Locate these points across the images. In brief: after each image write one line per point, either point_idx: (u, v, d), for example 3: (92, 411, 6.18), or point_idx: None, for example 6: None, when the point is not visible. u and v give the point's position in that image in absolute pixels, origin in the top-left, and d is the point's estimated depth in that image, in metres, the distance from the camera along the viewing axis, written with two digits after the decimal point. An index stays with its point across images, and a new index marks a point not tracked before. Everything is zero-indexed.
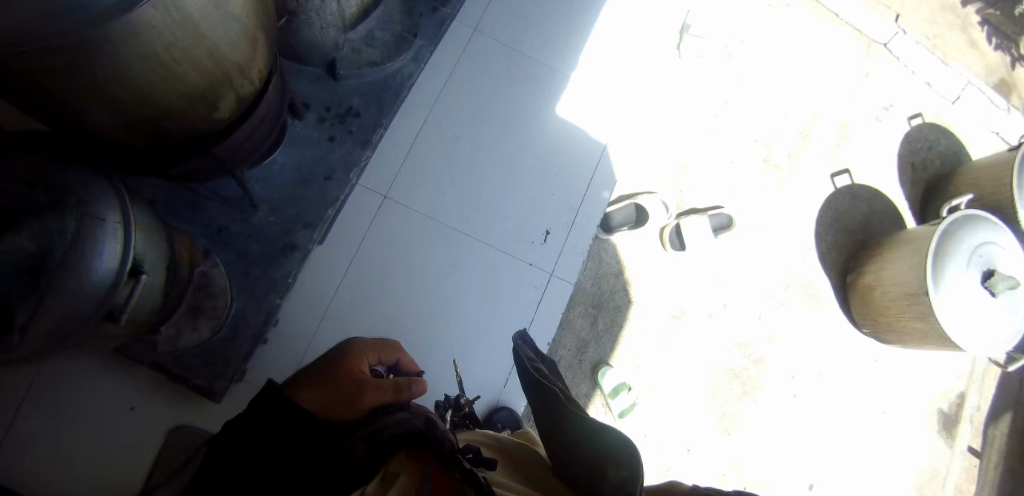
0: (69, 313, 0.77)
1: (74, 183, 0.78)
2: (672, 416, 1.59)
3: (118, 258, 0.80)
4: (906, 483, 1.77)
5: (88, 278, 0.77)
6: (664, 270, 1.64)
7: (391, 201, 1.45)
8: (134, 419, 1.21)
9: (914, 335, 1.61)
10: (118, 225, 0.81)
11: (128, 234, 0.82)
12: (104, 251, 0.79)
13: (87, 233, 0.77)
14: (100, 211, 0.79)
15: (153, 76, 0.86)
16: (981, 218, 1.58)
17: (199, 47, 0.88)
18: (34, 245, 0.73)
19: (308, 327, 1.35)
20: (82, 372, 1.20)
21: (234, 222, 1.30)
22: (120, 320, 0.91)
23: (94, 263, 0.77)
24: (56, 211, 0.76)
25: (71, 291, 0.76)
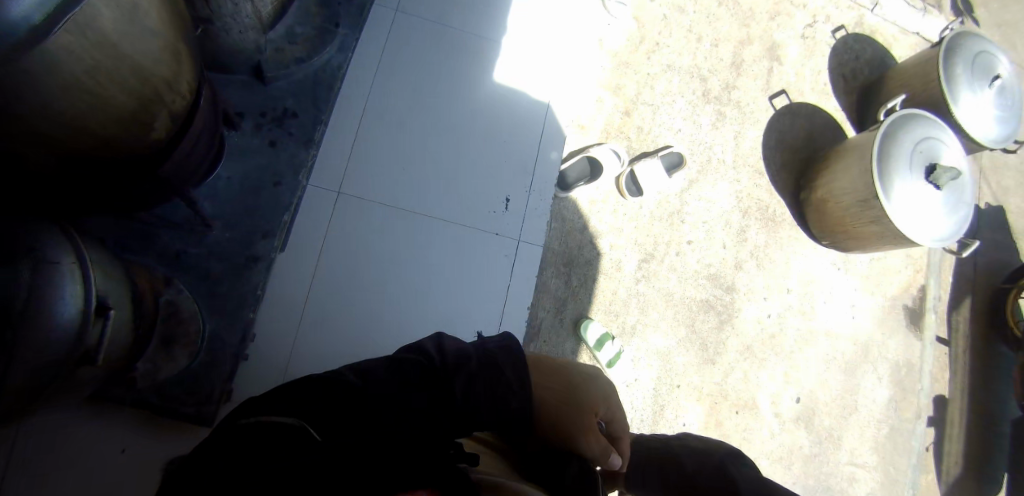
0: (41, 360, 0.76)
1: (20, 229, 0.77)
2: (658, 356, 1.64)
3: (79, 299, 0.81)
4: (885, 379, 1.88)
5: (53, 322, 0.77)
6: (626, 217, 1.68)
7: (345, 196, 1.44)
8: (128, 462, 1.21)
9: (870, 239, 1.68)
10: (73, 267, 0.82)
11: (85, 273, 0.83)
12: (65, 294, 0.79)
13: (44, 277, 0.76)
14: (54, 255, 0.79)
15: (83, 106, 0.84)
16: (917, 118, 1.65)
17: (123, 67, 0.87)
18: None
19: (287, 335, 1.36)
20: (63, 425, 1.19)
21: (190, 244, 1.28)
22: (97, 360, 0.90)
23: (59, 310, 0.77)
24: (8, 263, 0.73)
25: (40, 340, 0.75)
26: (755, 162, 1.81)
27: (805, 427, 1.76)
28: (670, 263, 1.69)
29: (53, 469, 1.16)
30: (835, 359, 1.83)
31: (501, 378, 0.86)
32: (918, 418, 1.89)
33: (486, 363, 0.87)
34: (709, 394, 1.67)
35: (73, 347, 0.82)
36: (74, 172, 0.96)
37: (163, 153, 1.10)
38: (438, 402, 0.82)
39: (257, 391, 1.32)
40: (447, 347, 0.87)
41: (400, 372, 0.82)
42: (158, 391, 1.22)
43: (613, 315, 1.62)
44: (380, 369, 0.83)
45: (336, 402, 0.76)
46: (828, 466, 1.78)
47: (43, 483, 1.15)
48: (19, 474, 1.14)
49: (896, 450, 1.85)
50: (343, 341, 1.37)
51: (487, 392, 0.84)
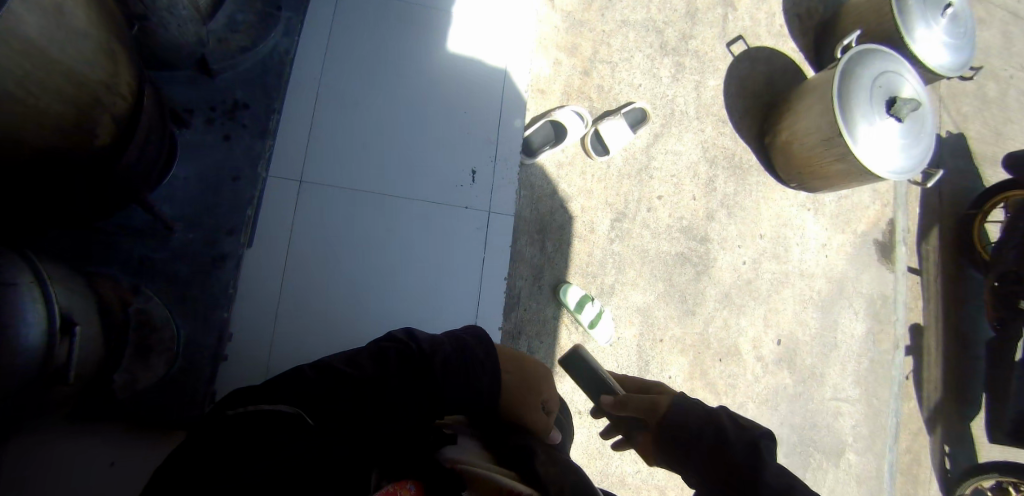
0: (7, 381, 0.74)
1: None
2: (639, 313, 1.65)
3: (43, 317, 0.79)
4: (861, 313, 1.92)
5: (18, 342, 0.75)
6: (594, 178, 1.67)
7: (308, 184, 1.41)
8: (117, 474, 1.16)
9: (838, 177, 1.70)
10: (32, 285, 0.79)
11: (46, 290, 0.81)
12: (28, 313, 0.77)
13: (5, 298, 0.74)
14: (9, 275, 0.76)
15: (17, 116, 0.80)
16: (874, 53, 1.66)
17: (58, 73, 0.83)
18: None
19: (264, 331, 1.34)
20: (42, 445, 1.13)
21: (154, 249, 1.24)
22: (69, 378, 0.87)
23: (23, 331, 0.75)
24: None
25: (5, 361, 0.73)
26: (718, 111, 1.81)
27: (788, 367, 1.80)
28: (643, 219, 1.69)
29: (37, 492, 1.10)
30: (811, 299, 1.86)
31: (478, 365, 0.88)
32: (896, 348, 1.94)
33: (463, 349, 0.89)
34: (692, 344, 1.69)
35: (44, 368, 0.80)
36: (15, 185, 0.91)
37: (114, 154, 1.04)
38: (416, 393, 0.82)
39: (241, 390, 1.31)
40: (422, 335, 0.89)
41: (381, 361, 0.83)
42: (141, 401, 1.20)
43: (591, 277, 1.62)
44: (360, 357, 0.83)
45: (321, 394, 0.76)
46: (813, 402, 1.83)
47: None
48: None
49: (877, 381, 1.91)
50: (321, 331, 1.36)
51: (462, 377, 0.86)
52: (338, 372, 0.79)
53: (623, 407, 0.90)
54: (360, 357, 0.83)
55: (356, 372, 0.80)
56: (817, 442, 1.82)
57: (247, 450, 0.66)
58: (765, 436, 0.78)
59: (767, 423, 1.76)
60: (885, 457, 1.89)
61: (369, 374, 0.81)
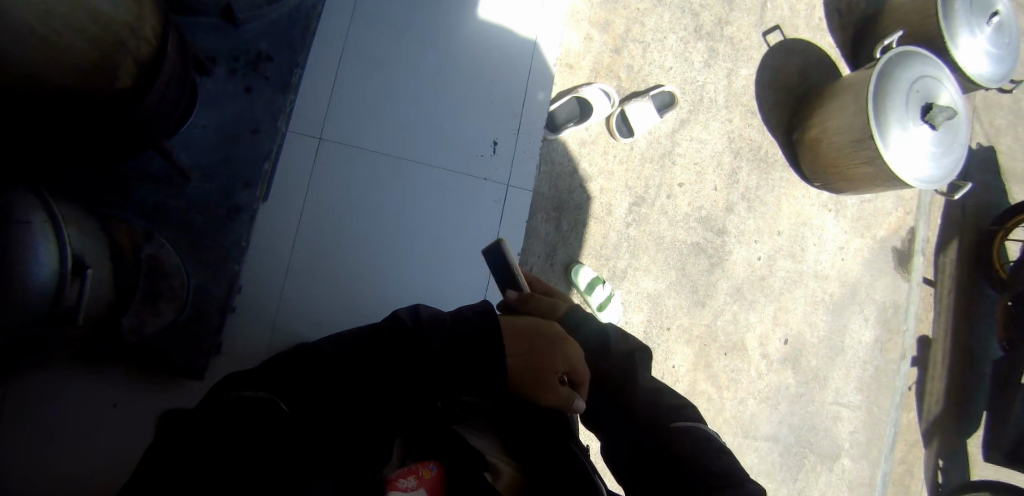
0: (18, 321, 0.75)
1: None
2: (649, 300, 1.64)
3: (55, 258, 0.79)
4: (872, 320, 1.90)
5: (29, 282, 0.75)
6: (616, 159, 1.65)
7: (327, 142, 1.39)
8: (118, 416, 1.21)
9: (864, 180, 1.66)
10: (45, 225, 0.79)
11: (58, 231, 0.81)
12: (41, 253, 0.77)
13: (17, 237, 0.74)
14: (23, 214, 0.76)
15: (37, 53, 0.81)
16: (913, 56, 1.61)
17: (81, 14, 0.83)
18: None
19: (274, 286, 1.33)
20: (47, 382, 1.17)
21: (169, 196, 1.23)
22: (79, 319, 0.88)
23: (33, 268, 0.75)
24: None
25: (16, 300, 0.74)
26: (747, 102, 1.77)
27: (792, 368, 1.79)
28: (661, 206, 1.67)
29: (42, 425, 1.15)
30: (822, 301, 1.84)
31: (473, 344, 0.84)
32: (902, 358, 1.92)
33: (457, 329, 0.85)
34: (699, 336, 1.68)
35: (53, 308, 0.81)
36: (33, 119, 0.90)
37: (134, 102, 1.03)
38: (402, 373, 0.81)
39: (248, 343, 1.31)
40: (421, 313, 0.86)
41: (368, 340, 0.81)
42: (148, 344, 1.20)
43: (604, 260, 1.61)
44: (346, 337, 0.82)
45: (304, 378, 0.76)
46: (813, 405, 1.81)
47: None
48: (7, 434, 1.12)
49: (880, 389, 1.90)
50: (331, 290, 1.36)
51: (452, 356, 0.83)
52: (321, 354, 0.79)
53: (526, 303, 1.00)
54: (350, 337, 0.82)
55: (342, 352, 0.80)
56: (814, 444, 1.81)
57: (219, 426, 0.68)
58: (641, 349, 0.96)
59: (766, 421, 1.75)
60: (879, 465, 1.88)
61: (355, 354, 0.80)
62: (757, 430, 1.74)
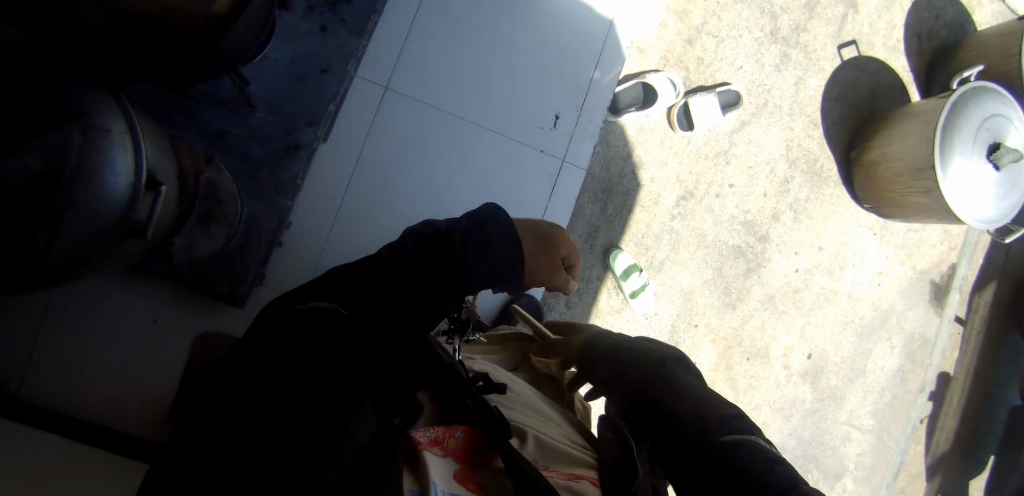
0: (91, 228, 0.78)
1: (72, 95, 0.78)
2: (681, 295, 1.65)
3: (130, 169, 0.82)
4: (898, 348, 1.89)
5: (104, 191, 0.78)
6: (672, 151, 1.64)
7: (393, 92, 1.41)
8: (157, 331, 1.25)
9: (916, 209, 1.63)
10: (124, 136, 0.82)
11: (135, 145, 0.84)
12: (117, 163, 0.80)
13: (96, 143, 0.77)
14: (103, 121, 0.79)
15: None
16: (988, 92, 1.55)
17: None
18: (43, 164, 0.72)
19: (323, 226, 1.37)
20: (97, 291, 1.23)
21: (233, 124, 1.26)
22: (148, 233, 0.91)
23: (109, 178, 0.78)
24: (58, 125, 0.74)
25: (90, 206, 0.77)
26: (811, 112, 1.75)
27: (811, 383, 1.79)
28: (709, 203, 1.67)
29: (88, 330, 1.21)
30: (852, 322, 1.83)
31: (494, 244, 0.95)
32: (921, 391, 1.91)
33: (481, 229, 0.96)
34: (724, 337, 1.69)
35: (122, 223, 0.83)
36: (122, 29, 0.92)
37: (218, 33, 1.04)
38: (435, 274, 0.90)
39: (289, 277, 1.35)
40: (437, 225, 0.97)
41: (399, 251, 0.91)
42: (195, 265, 1.23)
43: (643, 248, 1.62)
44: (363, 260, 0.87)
45: (333, 302, 0.78)
46: (825, 422, 1.82)
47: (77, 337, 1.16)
48: (53, 334, 1.18)
49: (894, 417, 1.89)
50: (376, 237, 1.39)
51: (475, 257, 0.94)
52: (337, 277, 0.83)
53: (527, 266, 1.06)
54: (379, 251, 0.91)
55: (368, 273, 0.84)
56: (819, 460, 1.82)
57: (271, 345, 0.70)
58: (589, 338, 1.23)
59: (776, 431, 1.76)
60: (880, 491, 1.89)
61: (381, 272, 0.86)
62: (767, 437, 1.75)
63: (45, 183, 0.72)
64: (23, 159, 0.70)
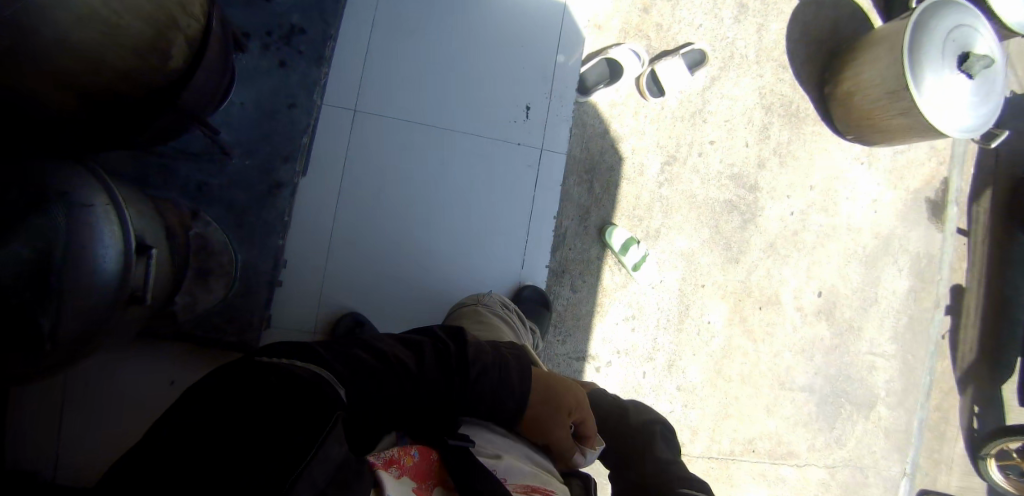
0: (89, 306, 0.79)
1: (49, 176, 0.78)
2: (682, 259, 1.66)
3: (119, 238, 0.82)
4: (906, 270, 1.90)
5: (96, 267, 0.79)
6: (648, 120, 1.65)
7: (363, 114, 1.41)
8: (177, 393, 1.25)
9: (898, 132, 1.64)
10: (107, 207, 0.82)
11: (119, 213, 0.84)
12: (104, 234, 0.80)
13: (81, 218, 0.78)
14: (85, 198, 0.80)
15: (99, 39, 0.84)
16: (946, 6, 1.56)
17: None
18: (33, 250, 0.73)
19: (319, 257, 1.38)
20: (109, 365, 1.23)
21: (212, 175, 1.26)
22: (147, 299, 0.91)
23: (99, 253, 0.79)
24: (39, 209, 0.75)
25: (85, 284, 0.77)
26: (778, 56, 1.75)
27: (828, 320, 1.81)
28: (693, 164, 1.67)
29: (111, 404, 1.22)
30: (856, 253, 1.84)
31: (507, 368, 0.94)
32: (936, 307, 1.92)
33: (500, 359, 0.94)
34: (733, 291, 1.70)
35: (119, 294, 0.83)
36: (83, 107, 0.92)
37: (176, 89, 1.03)
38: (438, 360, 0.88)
39: (295, 312, 1.36)
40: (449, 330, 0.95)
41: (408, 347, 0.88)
42: (201, 321, 1.24)
43: (637, 220, 1.63)
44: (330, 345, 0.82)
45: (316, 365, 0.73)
46: (848, 356, 1.83)
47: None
48: (79, 414, 1.20)
49: (914, 338, 1.91)
50: (372, 258, 1.40)
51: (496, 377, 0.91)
52: (299, 351, 0.77)
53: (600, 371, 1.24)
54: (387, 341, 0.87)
55: (334, 353, 0.80)
56: (850, 394, 1.84)
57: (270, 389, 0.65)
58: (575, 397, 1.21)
59: (801, 373, 1.78)
60: (915, 413, 1.91)
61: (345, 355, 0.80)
62: (792, 381, 1.77)
63: (36, 271, 0.73)
64: (13, 247, 0.71)
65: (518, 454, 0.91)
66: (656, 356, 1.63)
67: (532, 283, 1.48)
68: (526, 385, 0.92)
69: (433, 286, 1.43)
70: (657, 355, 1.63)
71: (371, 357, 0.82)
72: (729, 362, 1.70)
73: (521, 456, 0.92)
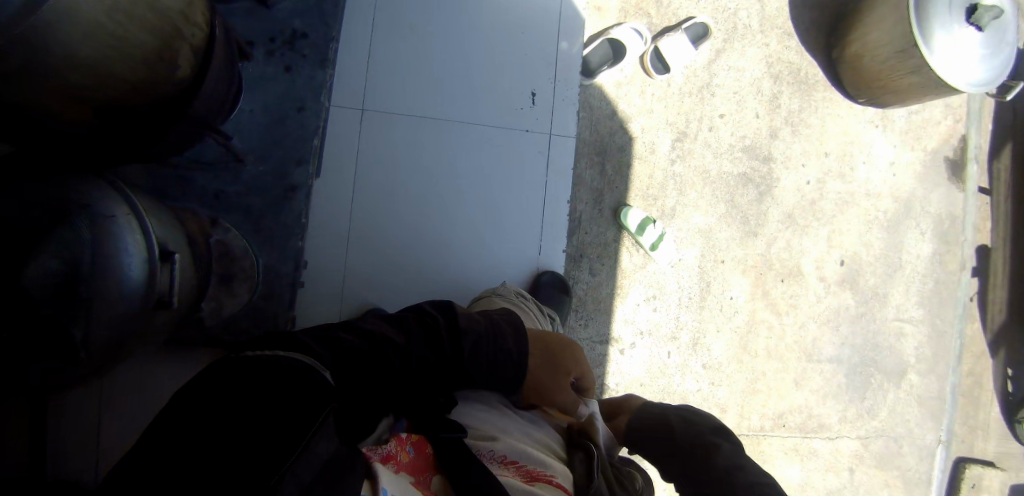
0: (119, 313, 0.80)
1: (70, 189, 0.78)
2: (700, 235, 1.64)
3: (142, 247, 0.83)
4: (929, 233, 1.87)
5: (123, 275, 0.79)
6: (656, 98, 1.64)
7: (370, 112, 1.42)
8: None
9: (910, 91, 1.62)
10: (128, 217, 0.83)
11: (141, 222, 0.85)
12: (129, 243, 0.81)
13: (106, 230, 0.78)
14: (107, 209, 0.80)
15: (110, 54, 0.85)
16: None
17: (142, 7, 0.86)
18: (61, 263, 0.73)
19: (337, 257, 1.39)
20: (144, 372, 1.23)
21: (227, 183, 1.28)
22: (173, 304, 0.92)
23: (124, 262, 0.79)
24: (64, 222, 0.75)
25: (113, 293, 0.78)
26: (783, 24, 1.73)
27: (852, 289, 1.78)
28: (704, 139, 1.66)
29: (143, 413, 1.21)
30: (876, 218, 1.81)
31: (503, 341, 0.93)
32: (962, 269, 1.89)
33: (496, 332, 0.93)
34: (753, 265, 1.68)
35: (147, 300, 0.84)
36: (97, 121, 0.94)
37: (187, 96, 1.05)
38: (430, 342, 0.88)
39: (318, 313, 1.37)
40: (441, 304, 0.94)
41: (401, 327, 0.88)
42: (227, 326, 1.27)
43: (651, 200, 1.62)
44: (327, 336, 0.81)
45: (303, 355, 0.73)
46: (875, 324, 1.81)
47: (132, 425, 1.20)
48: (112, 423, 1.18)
49: (941, 302, 1.87)
50: (389, 254, 1.41)
51: (488, 353, 0.91)
52: (296, 344, 0.76)
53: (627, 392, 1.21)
54: (379, 326, 0.87)
55: (330, 344, 0.79)
56: (879, 363, 1.81)
57: (260, 386, 0.65)
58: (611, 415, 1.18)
59: (828, 343, 1.76)
60: (947, 378, 1.88)
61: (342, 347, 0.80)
62: (820, 352, 1.75)
63: (66, 283, 0.74)
64: (42, 263, 0.72)
65: (517, 432, 0.92)
66: (680, 335, 1.62)
67: (551, 269, 1.48)
68: (523, 348, 0.94)
69: (453, 277, 1.43)
70: (681, 334, 1.62)
71: (367, 349, 0.82)
72: (754, 336, 1.68)
73: (518, 434, 0.92)
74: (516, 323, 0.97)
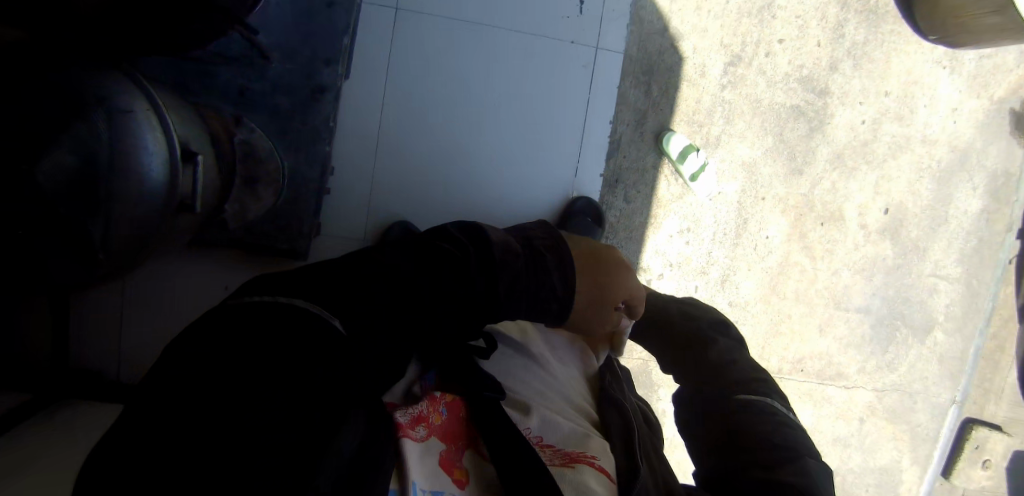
0: (139, 215, 0.74)
1: (83, 78, 0.70)
2: (743, 169, 1.57)
3: (164, 148, 0.77)
4: (982, 188, 1.77)
5: (143, 176, 0.73)
6: (711, 16, 1.51)
7: (405, 10, 1.32)
8: None
9: (988, 31, 1.48)
10: (148, 112, 0.76)
11: (162, 120, 0.78)
12: (152, 145, 0.75)
13: (128, 127, 0.71)
14: (127, 105, 0.72)
15: None
16: None
17: None
18: (79, 159, 0.66)
19: (366, 164, 1.34)
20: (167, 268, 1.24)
21: (253, 81, 1.21)
22: (196, 207, 0.89)
23: (145, 160, 0.73)
24: (81, 116, 0.67)
25: (134, 194, 0.72)
26: None
27: (891, 239, 1.71)
28: (759, 65, 1.55)
29: (168, 306, 1.24)
30: (928, 168, 1.71)
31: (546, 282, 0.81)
32: (1009, 229, 1.80)
33: (541, 272, 0.81)
34: (794, 205, 1.61)
35: (167, 203, 0.79)
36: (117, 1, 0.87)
37: None
38: (466, 280, 0.73)
39: (342, 221, 1.35)
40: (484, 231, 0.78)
41: (433, 256, 0.72)
42: (250, 228, 1.23)
43: (696, 127, 1.53)
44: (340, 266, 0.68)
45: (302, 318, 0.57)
46: (910, 277, 1.74)
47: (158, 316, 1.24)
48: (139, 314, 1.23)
49: (982, 262, 1.80)
50: (419, 166, 1.36)
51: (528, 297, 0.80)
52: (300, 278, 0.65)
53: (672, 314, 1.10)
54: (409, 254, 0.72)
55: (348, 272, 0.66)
56: (907, 317, 1.77)
57: (244, 373, 0.52)
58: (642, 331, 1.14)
59: (859, 293, 1.71)
60: (973, 340, 1.83)
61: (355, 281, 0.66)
62: (849, 301, 1.70)
63: (83, 180, 0.67)
64: (58, 156, 0.64)
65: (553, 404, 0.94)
66: (709, 270, 1.59)
67: (585, 195, 1.42)
68: (569, 290, 0.83)
69: (484, 194, 1.38)
70: (710, 269, 1.59)
71: (389, 287, 0.66)
72: (785, 278, 1.64)
73: (553, 399, 0.96)
74: (561, 253, 0.85)
